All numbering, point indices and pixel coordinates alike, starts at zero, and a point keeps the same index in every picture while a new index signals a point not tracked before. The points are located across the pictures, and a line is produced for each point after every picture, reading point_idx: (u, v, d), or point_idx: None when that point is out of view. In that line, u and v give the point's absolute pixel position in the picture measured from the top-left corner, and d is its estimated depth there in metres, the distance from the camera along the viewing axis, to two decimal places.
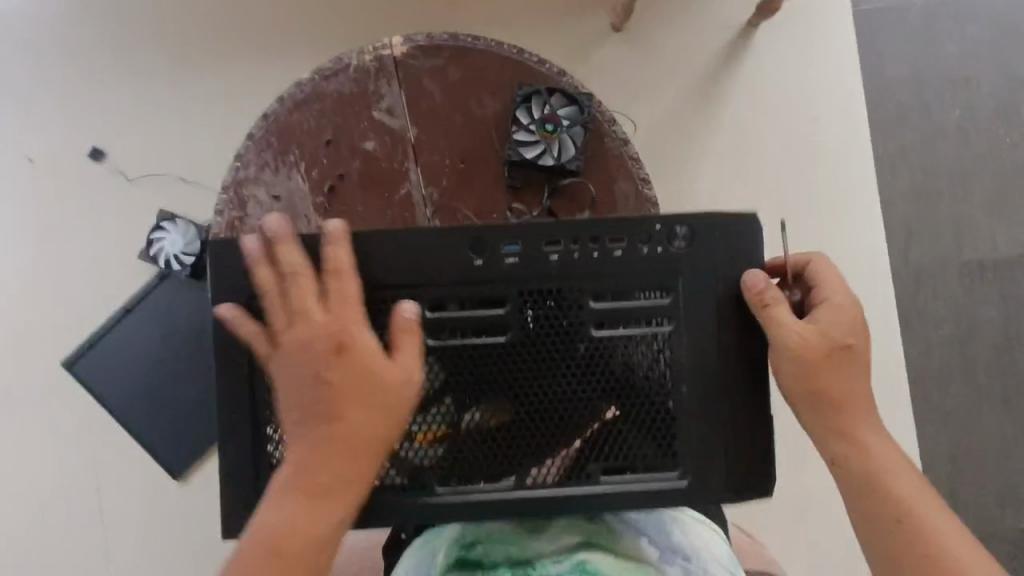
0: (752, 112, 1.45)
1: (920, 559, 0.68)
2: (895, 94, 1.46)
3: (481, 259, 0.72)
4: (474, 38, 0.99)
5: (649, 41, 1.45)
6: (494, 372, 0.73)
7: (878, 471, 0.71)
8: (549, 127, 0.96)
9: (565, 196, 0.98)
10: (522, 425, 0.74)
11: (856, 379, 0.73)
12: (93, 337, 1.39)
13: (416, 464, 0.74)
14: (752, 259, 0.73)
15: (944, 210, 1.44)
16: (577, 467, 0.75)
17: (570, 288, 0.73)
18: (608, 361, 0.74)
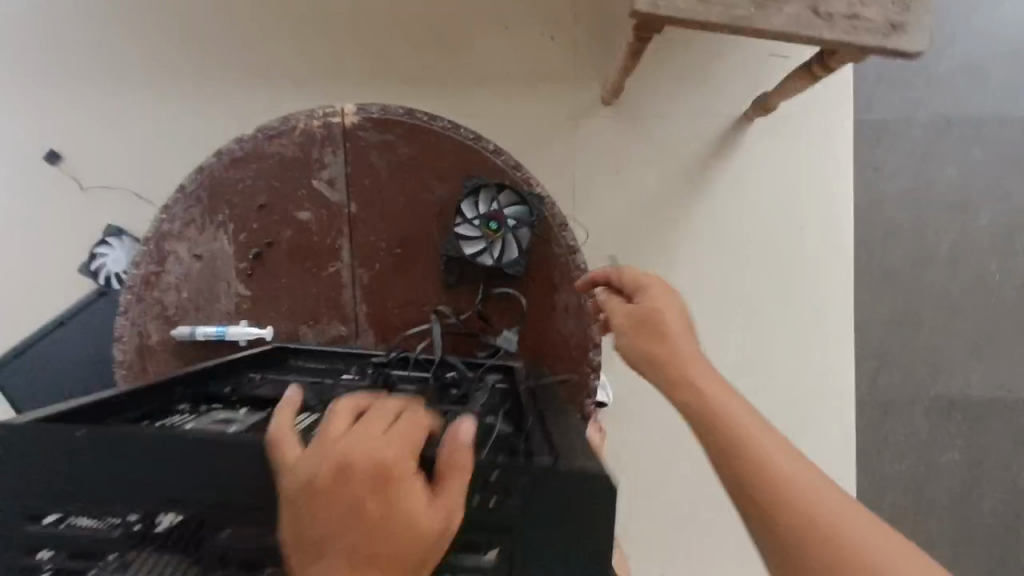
0: (736, 209, 1.38)
1: (804, 543, 0.49)
2: (888, 212, 1.39)
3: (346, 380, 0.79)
4: (430, 117, 0.93)
5: (641, 120, 1.39)
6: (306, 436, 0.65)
7: (731, 423, 0.55)
8: (493, 226, 0.89)
9: (499, 302, 0.92)
10: None
11: (683, 336, 0.65)
12: (21, 346, 1.32)
13: None
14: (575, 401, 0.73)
15: (920, 341, 1.38)
16: None
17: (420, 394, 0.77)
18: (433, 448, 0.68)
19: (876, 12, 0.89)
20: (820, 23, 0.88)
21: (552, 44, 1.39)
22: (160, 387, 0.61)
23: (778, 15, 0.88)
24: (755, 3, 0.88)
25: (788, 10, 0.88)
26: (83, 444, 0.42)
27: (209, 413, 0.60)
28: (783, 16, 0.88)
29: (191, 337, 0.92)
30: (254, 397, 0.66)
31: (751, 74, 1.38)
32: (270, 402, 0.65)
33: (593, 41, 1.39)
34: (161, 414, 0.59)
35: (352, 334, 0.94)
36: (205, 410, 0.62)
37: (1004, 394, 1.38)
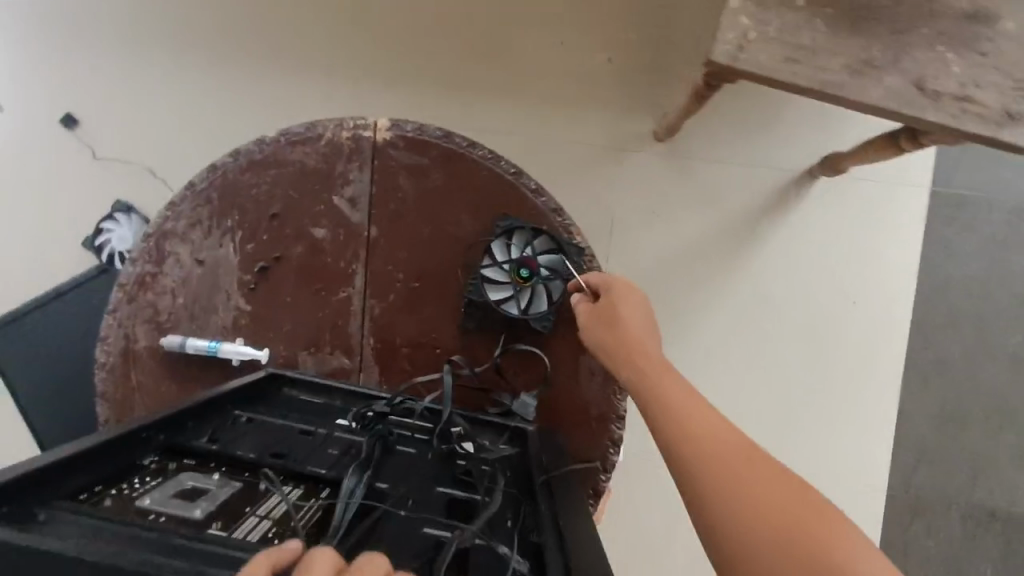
0: (784, 271, 1.28)
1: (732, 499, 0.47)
2: (951, 299, 1.27)
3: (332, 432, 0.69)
4: (471, 144, 0.85)
5: (693, 162, 1.28)
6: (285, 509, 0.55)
7: (666, 396, 0.57)
8: (524, 272, 0.80)
9: (521, 357, 0.83)
10: None
11: (648, 331, 0.67)
12: (18, 312, 1.28)
13: None
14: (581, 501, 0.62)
15: (967, 442, 1.27)
16: None
17: (422, 464, 0.66)
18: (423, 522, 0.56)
19: (992, 98, 0.77)
20: (927, 101, 0.77)
21: (608, 67, 1.28)
22: (133, 433, 0.52)
23: (878, 86, 0.77)
24: (854, 68, 0.77)
25: (890, 82, 0.77)
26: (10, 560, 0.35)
27: (180, 477, 0.52)
28: (884, 88, 0.77)
29: (180, 348, 0.84)
30: (236, 457, 0.56)
31: (821, 129, 1.26)
32: (251, 467, 0.56)
33: (653, 70, 1.28)
34: (122, 474, 0.50)
35: (354, 368, 0.85)
36: (174, 470, 0.53)
37: None
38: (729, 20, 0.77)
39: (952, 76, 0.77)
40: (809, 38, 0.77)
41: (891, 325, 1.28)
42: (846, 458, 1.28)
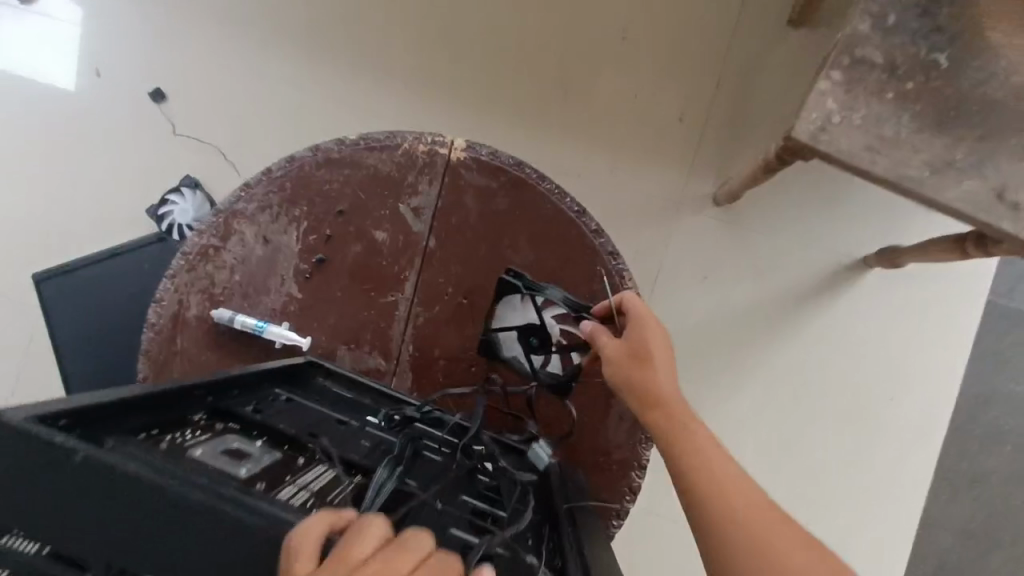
0: (824, 355, 1.26)
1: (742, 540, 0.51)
2: (992, 412, 1.24)
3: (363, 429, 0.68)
4: (541, 177, 0.87)
5: (748, 231, 1.29)
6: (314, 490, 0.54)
7: (673, 424, 0.60)
8: (533, 339, 0.77)
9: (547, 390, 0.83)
10: None
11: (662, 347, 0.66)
12: (73, 264, 1.35)
13: None
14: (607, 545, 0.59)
15: (989, 563, 1.23)
16: None
17: (449, 472, 0.64)
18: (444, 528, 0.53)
19: None
20: (1004, 211, 0.77)
21: (677, 126, 1.31)
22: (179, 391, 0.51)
23: (955, 186, 0.77)
24: (935, 167, 0.78)
25: (968, 184, 0.77)
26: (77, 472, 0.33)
27: (225, 438, 0.51)
28: (961, 189, 0.77)
29: (228, 322, 0.86)
30: (274, 430, 0.55)
31: (881, 222, 1.26)
32: (290, 442, 0.55)
33: (720, 137, 1.30)
34: (174, 425, 0.49)
35: (389, 370, 0.86)
36: (220, 430, 0.52)
37: None
38: (815, 100, 0.78)
39: None
40: (893, 130, 0.78)
41: (926, 429, 1.24)
42: (861, 558, 1.22)
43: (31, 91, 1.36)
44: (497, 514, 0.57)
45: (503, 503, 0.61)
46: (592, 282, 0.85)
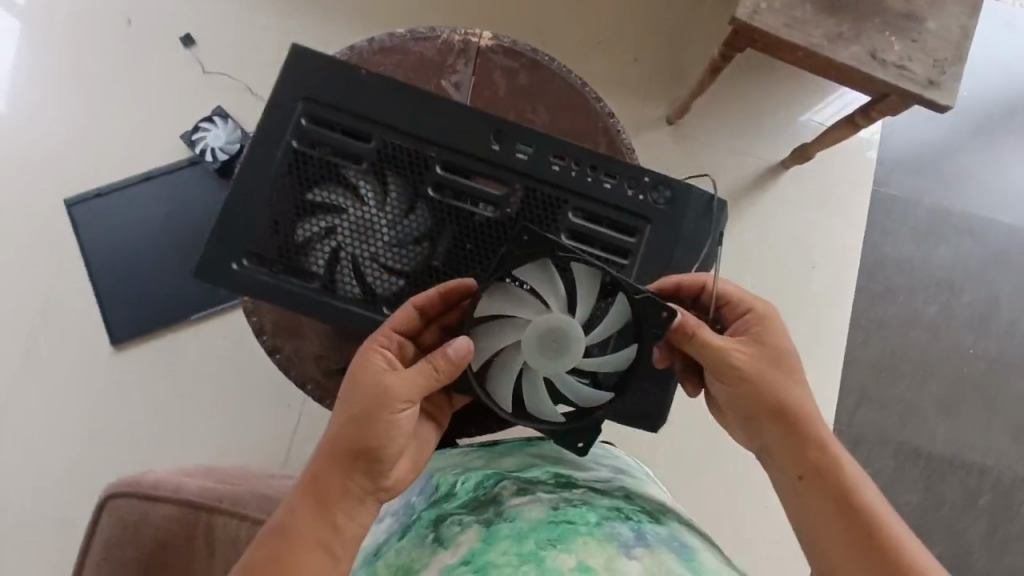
0: (759, 235, 1.57)
1: (829, 495, 0.73)
2: (885, 275, 1.59)
3: (499, 146, 0.85)
4: (551, 61, 1.13)
5: (693, 142, 1.61)
6: (422, 155, 0.85)
7: (759, 411, 0.77)
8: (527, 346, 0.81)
9: (541, 143, 0.84)
10: (401, 204, 0.85)
11: (778, 333, 0.79)
12: (103, 189, 1.47)
13: (354, 192, 0.85)
14: (701, 230, 0.86)
15: (897, 390, 1.54)
16: (375, 275, 0.85)
17: (568, 197, 0.85)
18: (553, 210, 0.84)
19: (920, 69, 1.13)
20: (876, 65, 1.12)
21: (632, 64, 1.63)
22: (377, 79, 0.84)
23: (844, 50, 1.13)
24: (830, 37, 1.13)
25: (853, 48, 1.13)
26: (417, 92, 0.86)
27: (426, 105, 0.84)
28: (848, 52, 1.13)
29: None
30: (418, 111, 0.85)
31: (792, 128, 1.63)
32: (433, 109, 0.85)
33: (667, 72, 1.63)
34: (391, 91, 0.85)
35: None
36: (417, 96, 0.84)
37: (961, 454, 1.53)
38: None
39: (894, 50, 1.13)
40: (799, 13, 1.13)
41: (840, 293, 1.57)
42: None
43: (69, 39, 1.52)
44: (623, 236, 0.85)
45: (606, 220, 0.85)
46: (597, 136, 1.11)
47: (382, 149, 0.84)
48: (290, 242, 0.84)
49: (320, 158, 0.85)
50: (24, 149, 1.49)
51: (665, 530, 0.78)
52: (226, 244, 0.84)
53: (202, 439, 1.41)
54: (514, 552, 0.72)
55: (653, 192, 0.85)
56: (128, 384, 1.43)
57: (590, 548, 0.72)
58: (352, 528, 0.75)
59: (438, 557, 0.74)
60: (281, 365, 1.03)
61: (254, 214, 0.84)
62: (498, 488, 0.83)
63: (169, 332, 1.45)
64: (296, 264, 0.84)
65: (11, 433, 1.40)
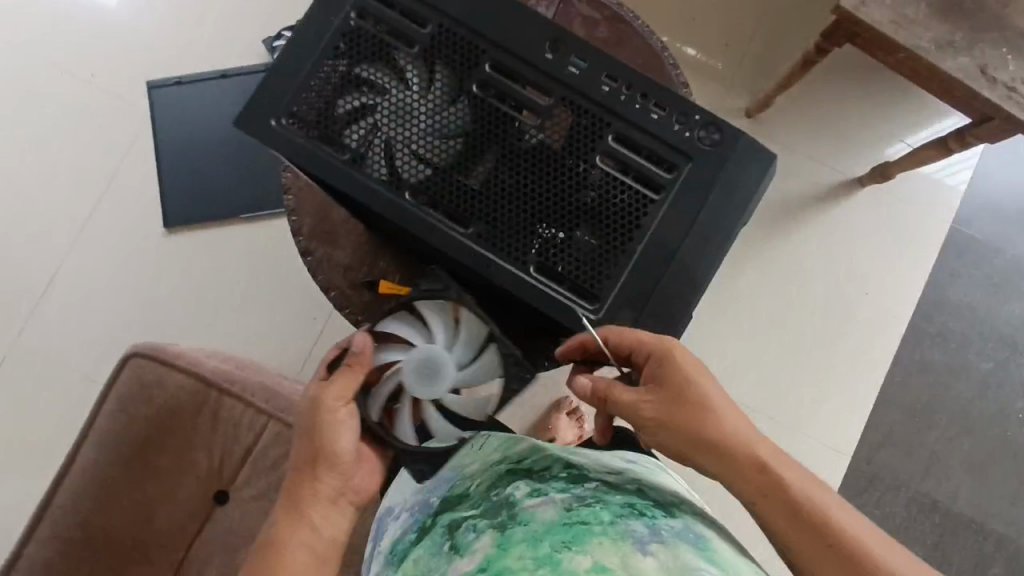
0: (816, 249, 1.50)
1: (795, 532, 0.61)
2: (942, 317, 1.49)
3: (555, 45, 0.54)
4: (634, 18, 1.10)
5: (767, 140, 1.53)
6: (480, 39, 0.54)
7: (688, 452, 0.66)
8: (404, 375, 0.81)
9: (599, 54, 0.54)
10: (445, 100, 0.55)
11: (697, 370, 0.66)
12: (183, 79, 1.53)
13: (396, 72, 0.54)
14: (744, 193, 0.54)
15: (928, 439, 1.45)
16: (402, 179, 0.54)
17: (617, 125, 0.54)
18: (598, 139, 0.54)
19: None
20: (984, 82, 1.04)
21: (721, 49, 1.56)
22: None
23: (952, 60, 1.05)
24: (938, 44, 1.05)
25: (961, 59, 1.05)
26: None
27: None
28: (955, 63, 1.05)
29: None
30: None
31: (877, 145, 1.53)
32: None
33: (756, 63, 1.56)
34: None
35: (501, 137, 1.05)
36: None
37: (982, 519, 1.44)
38: None
39: (1007, 70, 1.05)
40: (911, 12, 1.06)
41: (890, 325, 1.48)
42: (821, 424, 1.45)
43: None
44: (656, 181, 0.54)
45: (647, 155, 0.54)
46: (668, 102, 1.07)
47: (443, 29, 0.54)
48: (311, 116, 0.54)
49: (367, 25, 0.54)
50: (121, 26, 1.56)
51: (679, 523, 0.64)
52: (257, 93, 0.54)
53: (227, 333, 1.47)
54: (529, 558, 0.58)
55: (702, 131, 0.53)
56: (171, 266, 1.50)
57: (610, 550, 0.58)
58: (326, 528, 0.74)
59: (452, 569, 0.61)
60: (310, 268, 1.04)
61: (273, 75, 0.54)
62: (508, 489, 0.68)
63: (217, 225, 1.50)
64: (319, 132, 0.54)
65: (61, 287, 1.49)
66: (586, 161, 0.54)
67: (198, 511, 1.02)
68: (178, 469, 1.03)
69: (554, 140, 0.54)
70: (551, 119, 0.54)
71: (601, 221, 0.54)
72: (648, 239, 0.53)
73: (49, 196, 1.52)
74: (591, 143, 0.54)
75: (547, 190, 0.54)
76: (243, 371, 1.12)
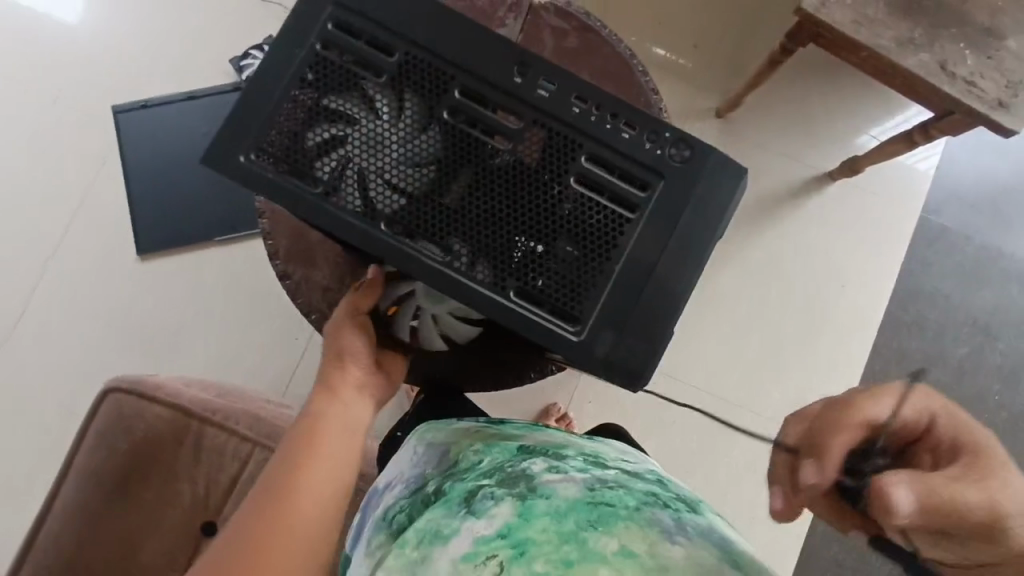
0: (793, 243, 1.52)
1: None
2: (917, 307, 1.52)
3: (522, 71, 0.54)
4: (602, 27, 1.11)
5: (740, 138, 1.55)
6: (448, 67, 0.54)
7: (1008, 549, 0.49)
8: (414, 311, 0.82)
9: (567, 77, 0.54)
10: (417, 129, 0.54)
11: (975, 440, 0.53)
12: (149, 102, 1.50)
13: (364, 103, 0.54)
14: (719, 209, 0.54)
15: None
16: (376, 211, 0.54)
17: (589, 146, 0.54)
18: (570, 161, 0.54)
19: (991, 88, 1.07)
20: (944, 78, 1.07)
21: (691, 51, 1.58)
22: None
23: (914, 57, 1.07)
24: (899, 42, 1.07)
25: (922, 56, 1.07)
26: None
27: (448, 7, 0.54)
28: (916, 60, 1.07)
29: None
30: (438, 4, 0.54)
31: (846, 140, 1.56)
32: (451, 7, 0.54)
33: (725, 65, 1.58)
34: None
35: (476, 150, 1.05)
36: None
37: None
38: None
39: (966, 64, 1.07)
40: (872, 12, 1.08)
41: (868, 317, 1.51)
42: None
43: None
44: (629, 201, 0.54)
45: (619, 175, 0.54)
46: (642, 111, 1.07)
47: (409, 58, 0.54)
48: (282, 152, 0.53)
49: (333, 58, 0.54)
50: (83, 50, 1.53)
51: (705, 522, 0.64)
52: (221, 131, 0.53)
53: (208, 357, 1.45)
54: (553, 530, 0.58)
55: (674, 149, 0.54)
56: (147, 292, 1.47)
57: (632, 534, 0.58)
58: (355, 414, 0.73)
59: (466, 529, 0.60)
60: (290, 291, 1.03)
61: (242, 111, 0.53)
62: (526, 464, 0.70)
63: (192, 249, 1.48)
64: (287, 166, 0.53)
65: (32, 320, 1.45)
66: (561, 182, 0.54)
67: (186, 545, 1.00)
68: (164, 502, 1.01)
69: (528, 163, 0.54)
70: (524, 143, 0.54)
71: (577, 242, 0.54)
72: (625, 259, 0.54)
73: (17, 226, 1.48)
74: (564, 164, 0.54)
75: (523, 213, 0.54)
76: (226, 398, 1.11)
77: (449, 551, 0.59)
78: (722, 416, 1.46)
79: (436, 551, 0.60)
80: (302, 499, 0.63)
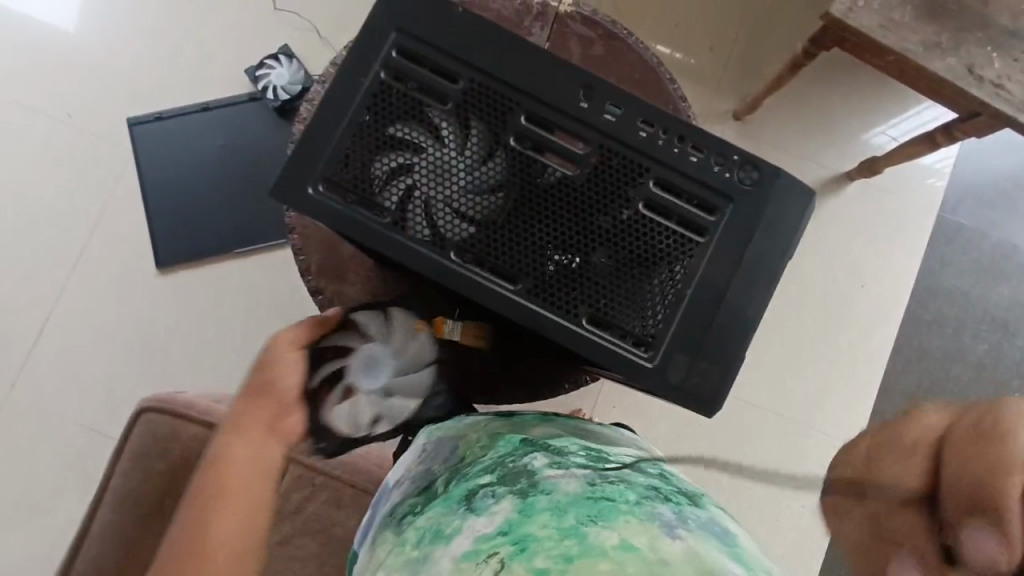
0: (813, 243, 1.53)
1: None
2: (936, 304, 1.53)
3: (588, 96, 0.54)
4: (628, 34, 1.10)
5: (758, 140, 1.55)
6: (513, 95, 0.54)
7: None
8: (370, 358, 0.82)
9: (633, 101, 0.54)
10: (484, 157, 0.54)
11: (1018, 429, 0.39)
12: (164, 114, 1.49)
13: (430, 132, 0.54)
14: (786, 230, 0.55)
15: None
16: (443, 239, 0.54)
17: (656, 169, 0.54)
18: (638, 186, 0.54)
19: (1018, 90, 1.07)
20: (972, 80, 1.07)
21: (706, 53, 1.58)
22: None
23: (942, 60, 1.07)
24: (926, 45, 1.08)
25: (949, 60, 1.08)
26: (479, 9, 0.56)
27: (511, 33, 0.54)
28: (943, 63, 1.07)
29: None
30: (501, 31, 0.54)
31: (863, 140, 1.56)
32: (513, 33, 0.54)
33: (740, 66, 1.58)
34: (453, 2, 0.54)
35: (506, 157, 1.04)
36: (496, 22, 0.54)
37: None
38: None
39: (993, 67, 1.07)
40: (898, 15, 1.08)
41: (887, 315, 1.52)
42: (830, 415, 1.47)
43: None
44: (696, 224, 0.54)
45: (687, 199, 0.54)
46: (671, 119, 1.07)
47: (475, 85, 0.54)
48: (348, 182, 0.53)
49: (399, 87, 0.54)
50: (95, 63, 1.51)
51: (706, 515, 0.58)
52: (290, 162, 0.53)
53: (230, 370, 1.44)
54: (553, 526, 0.52)
55: (741, 171, 0.54)
56: (167, 306, 1.46)
57: (633, 528, 0.52)
58: (268, 453, 0.74)
59: (467, 528, 0.55)
60: (321, 307, 1.03)
61: (309, 141, 0.53)
62: (527, 459, 0.65)
63: (210, 260, 1.47)
64: (355, 196, 0.53)
65: (52, 337, 1.44)
66: (628, 207, 0.54)
67: None
68: None
69: (595, 188, 0.54)
70: (590, 169, 0.54)
71: (645, 267, 0.54)
72: (694, 281, 0.54)
73: (34, 243, 1.47)
74: (631, 189, 0.54)
75: (591, 238, 0.54)
76: None
77: (451, 550, 0.53)
78: (746, 418, 1.46)
79: (438, 550, 0.54)
80: (211, 530, 0.68)
